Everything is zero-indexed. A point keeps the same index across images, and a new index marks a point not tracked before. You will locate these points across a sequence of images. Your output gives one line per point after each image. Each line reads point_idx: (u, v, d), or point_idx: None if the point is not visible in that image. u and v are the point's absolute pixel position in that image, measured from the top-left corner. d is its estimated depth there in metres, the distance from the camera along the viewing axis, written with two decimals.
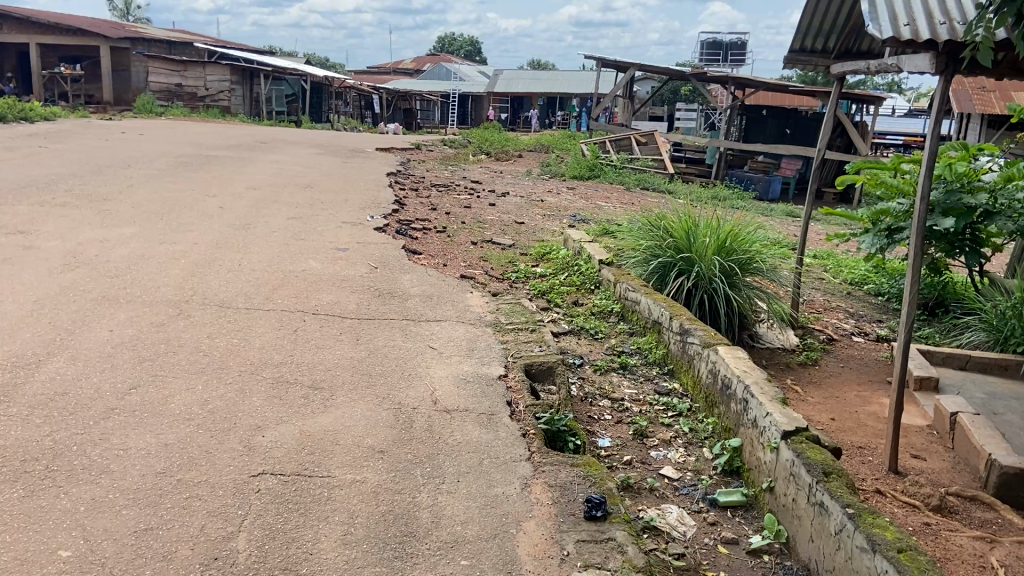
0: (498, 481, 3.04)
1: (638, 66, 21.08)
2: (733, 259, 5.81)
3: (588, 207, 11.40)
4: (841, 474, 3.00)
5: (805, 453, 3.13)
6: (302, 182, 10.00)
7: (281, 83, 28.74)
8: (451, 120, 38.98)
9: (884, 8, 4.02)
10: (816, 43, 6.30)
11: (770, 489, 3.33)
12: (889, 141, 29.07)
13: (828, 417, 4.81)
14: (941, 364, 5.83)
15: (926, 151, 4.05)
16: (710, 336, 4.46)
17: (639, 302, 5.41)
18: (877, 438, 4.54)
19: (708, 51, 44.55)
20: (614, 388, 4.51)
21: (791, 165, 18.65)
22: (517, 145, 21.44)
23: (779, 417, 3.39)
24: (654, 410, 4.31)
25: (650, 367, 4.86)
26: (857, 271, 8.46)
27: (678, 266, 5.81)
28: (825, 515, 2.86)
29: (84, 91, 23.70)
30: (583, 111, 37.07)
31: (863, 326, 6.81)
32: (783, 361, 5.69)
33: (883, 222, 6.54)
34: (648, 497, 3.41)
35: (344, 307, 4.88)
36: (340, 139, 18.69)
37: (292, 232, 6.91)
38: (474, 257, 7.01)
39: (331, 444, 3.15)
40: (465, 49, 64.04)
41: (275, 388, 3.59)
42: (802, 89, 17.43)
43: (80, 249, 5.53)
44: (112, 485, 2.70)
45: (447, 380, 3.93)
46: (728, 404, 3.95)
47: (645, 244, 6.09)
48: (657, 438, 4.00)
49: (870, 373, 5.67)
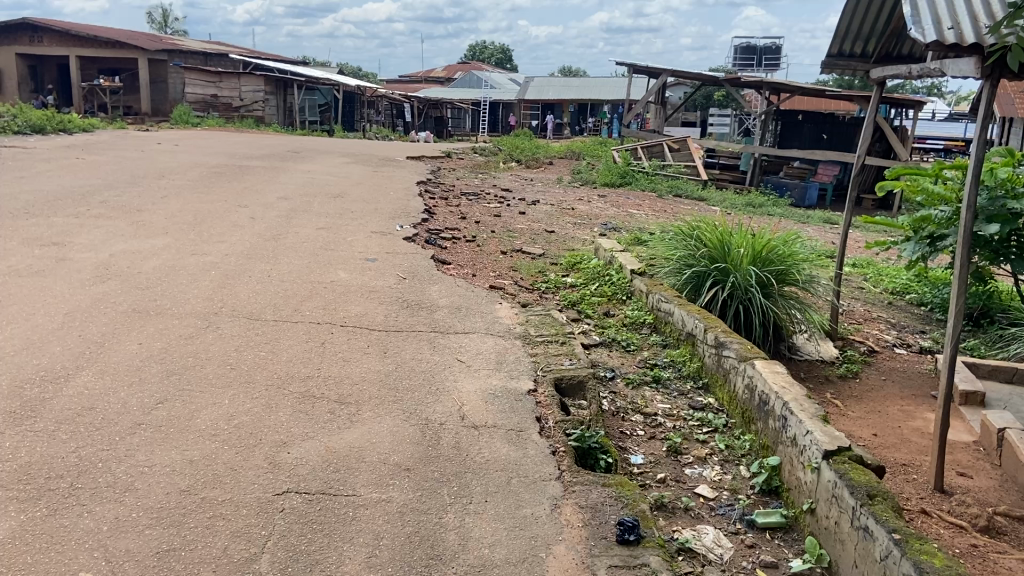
0: (528, 501, 2.96)
1: (670, 72, 20.94)
2: (769, 269, 5.67)
3: (620, 215, 11.30)
4: (887, 497, 2.86)
5: (848, 475, 3.00)
6: (334, 192, 10.04)
7: (314, 93, 29.06)
8: (483, 127, 39.08)
9: (928, 11, 3.90)
10: (855, 47, 6.15)
11: (811, 511, 3.20)
12: (929, 145, 28.48)
13: (870, 432, 4.65)
14: (987, 377, 5.63)
15: (971, 158, 3.89)
16: (746, 349, 4.34)
17: (672, 314, 5.30)
18: (922, 455, 4.37)
19: (742, 57, 44.12)
20: (647, 403, 4.41)
21: (827, 171, 18.33)
22: (549, 152, 21.40)
23: (820, 435, 3.27)
24: (689, 426, 4.20)
25: (684, 381, 4.75)
26: (898, 280, 8.24)
27: (712, 276, 5.69)
28: (870, 540, 2.73)
29: (122, 103, 24.17)
30: (615, 117, 36.90)
31: (905, 337, 6.62)
32: (821, 374, 5.53)
33: (924, 230, 6.36)
34: (683, 518, 3.31)
35: (372, 319, 4.84)
36: (372, 148, 18.83)
37: (322, 242, 6.92)
38: (504, 267, 6.95)
39: (357, 461, 3.09)
40: (496, 57, 64.30)
41: (302, 403, 3.55)
42: (839, 94, 17.13)
43: (112, 261, 5.57)
44: (136, 504, 2.67)
45: (475, 395, 3.86)
46: (765, 420, 3.83)
47: (678, 254, 5.98)
48: (691, 455, 3.89)
49: (912, 386, 5.49)
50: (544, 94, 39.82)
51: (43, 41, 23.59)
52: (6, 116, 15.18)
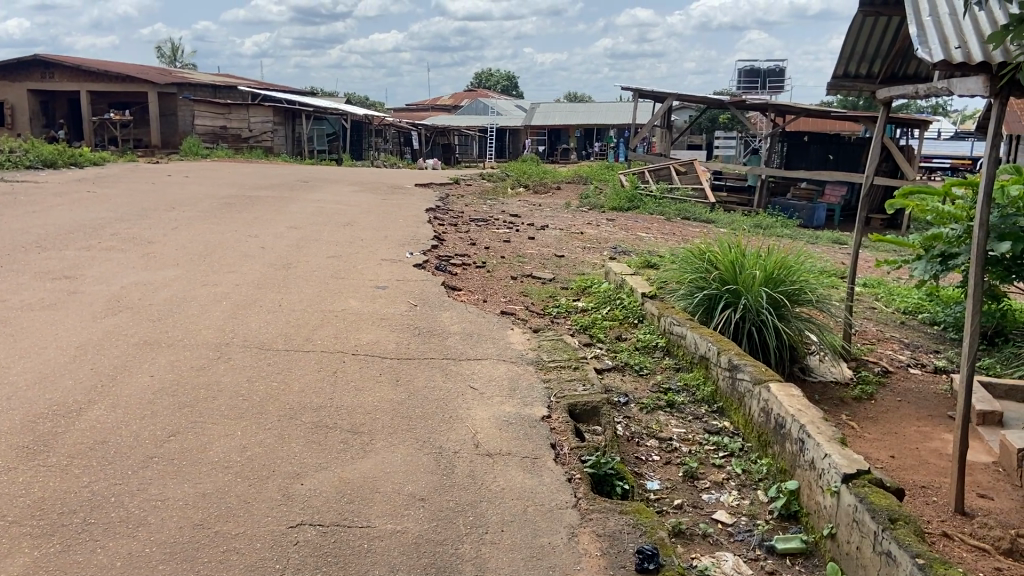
0: (544, 530, 2.92)
1: (675, 96, 21.05)
2: (780, 290, 5.64)
3: (629, 239, 11.29)
4: (909, 520, 2.80)
5: (868, 498, 2.95)
6: (343, 220, 10.08)
7: (322, 122, 29.39)
8: (489, 154, 39.30)
9: (934, 32, 3.89)
10: (860, 69, 6.16)
11: (831, 536, 3.15)
12: (937, 165, 28.46)
13: (888, 454, 4.59)
14: (1004, 397, 5.56)
15: (982, 176, 3.86)
16: (760, 372, 4.30)
17: (685, 337, 5.27)
18: (941, 476, 4.30)
19: (747, 80, 44.34)
20: (661, 427, 4.37)
21: (834, 191, 18.32)
22: (556, 177, 21.46)
23: (838, 458, 3.22)
24: (704, 450, 4.16)
25: (698, 405, 4.71)
26: (910, 300, 8.19)
27: (724, 297, 5.66)
28: (894, 565, 2.67)
29: (132, 136, 24.44)
30: (620, 142, 37.06)
31: (919, 357, 6.56)
32: (836, 395, 5.48)
33: (935, 248, 6.31)
34: (701, 544, 3.26)
35: (384, 347, 4.82)
36: (380, 176, 18.94)
37: (332, 270, 6.92)
38: (514, 292, 6.95)
39: (371, 492, 3.06)
40: (502, 85, 64.90)
41: (315, 433, 3.53)
42: (844, 115, 17.15)
43: (124, 293, 5.58)
44: (149, 539, 2.65)
45: (488, 422, 3.83)
46: (782, 444, 3.78)
47: (689, 276, 5.95)
48: (708, 480, 3.84)
49: (929, 407, 5.43)
50: (550, 120, 40.06)
51: (54, 77, 23.92)
52: (18, 152, 15.36)
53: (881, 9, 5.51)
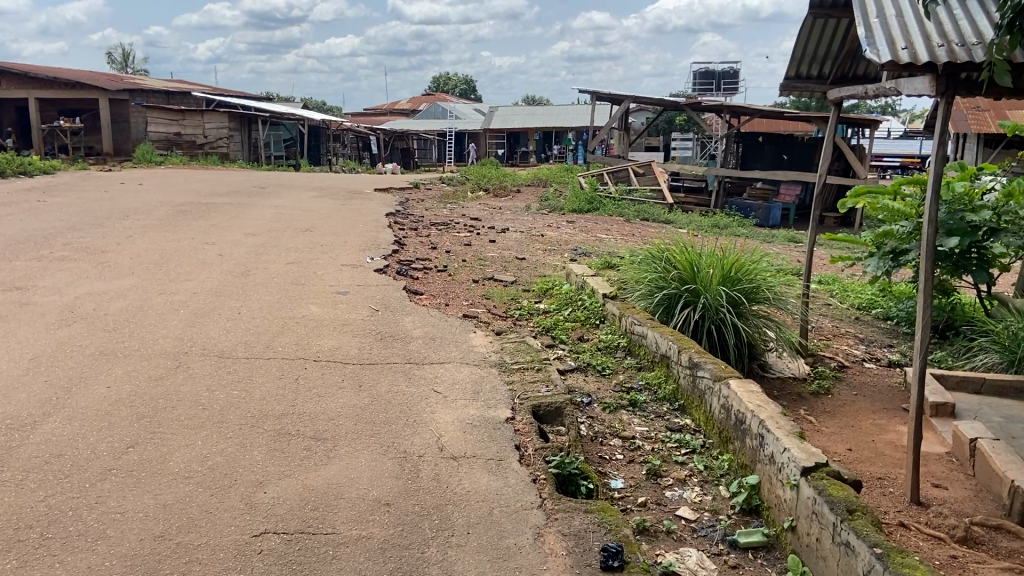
0: (510, 531, 2.93)
1: (632, 99, 21.26)
2: (738, 288, 5.73)
3: (588, 240, 11.38)
4: (866, 511, 2.87)
5: (826, 490, 3.01)
6: (302, 226, 9.99)
7: (279, 128, 29.10)
8: (449, 158, 39.26)
9: (881, 33, 4.00)
10: (811, 70, 6.30)
11: (792, 528, 3.21)
12: (887, 164, 29.15)
13: (845, 447, 4.69)
14: (955, 388, 5.72)
15: (930, 173, 3.97)
16: (720, 369, 4.37)
17: (646, 336, 5.33)
18: (896, 467, 4.41)
19: (702, 82, 44.95)
20: (625, 426, 4.41)
21: (789, 191, 18.65)
22: (516, 180, 21.52)
23: (797, 452, 3.28)
24: (667, 448, 4.21)
25: (660, 404, 4.77)
26: (863, 296, 8.39)
27: (683, 297, 5.74)
28: (853, 555, 2.73)
29: (83, 143, 23.92)
30: (579, 144, 37.28)
31: (874, 351, 6.71)
32: (794, 391, 5.59)
33: (887, 245, 6.48)
34: (666, 541, 3.29)
35: (346, 353, 4.80)
36: (339, 181, 18.82)
37: (292, 277, 6.86)
38: (476, 296, 6.95)
39: (335, 498, 3.05)
40: (460, 89, 64.94)
41: (277, 441, 3.49)
42: (797, 116, 17.47)
43: (78, 303, 5.47)
44: (109, 552, 2.60)
45: (453, 425, 3.83)
46: (743, 439, 3.84)
47: (649, 277, 6.02)
48: (671, 478, 3.89)
49: (884, 400, 5.56)
50: (509, 123, 40.16)
51: None
52: None
53: (830, 11, 5.61)
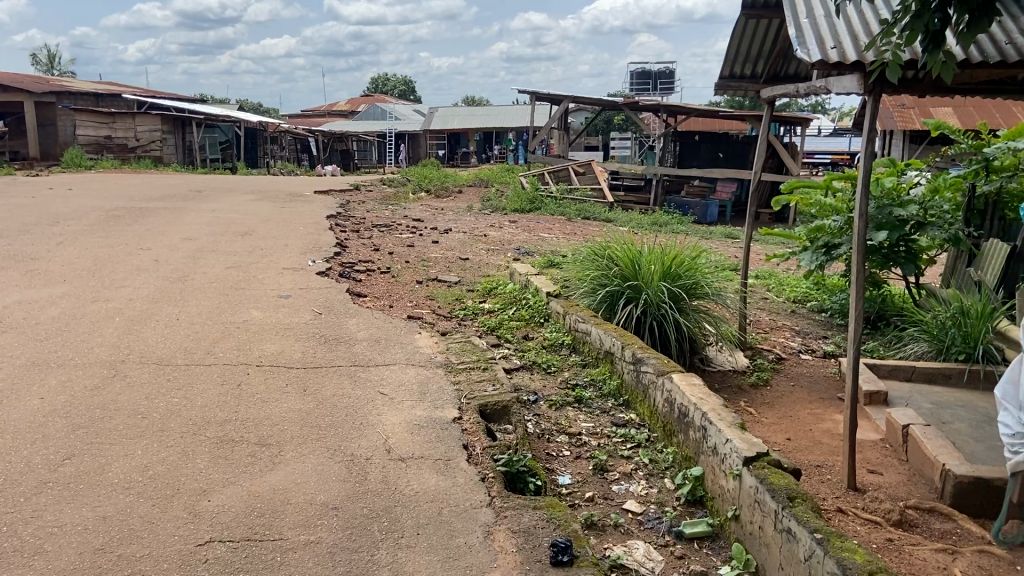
0: (460, 531, 2.93)
1: (572, 99, 21.44)
2: (679, 284, 5.84)
3: (531, 240, 11.44)
4: (806, 498, 2.96)
5: (767, 479, 3.10)
6: (241, 230, 9.81)
7: (214, 130, 28.46)
8: (390, 159, 38.96)
9: (811, 33, 4.13)
10: (745, 69, 6.45)
11: (735, 517, 3.29)
12: (818, 161, 30.00)
13: (784, 437, 4.83)
14: (887, 376, 5.93)
15: (859, 169, 4.10)
16: (663, 364, 4.45)
17: (590, 333, 5.39)
18: (833, 455, 4.56)
19: (640, 82, 45.58)
20: (571, 423, 4.45)
21: (725, 188, 19.05)
22: (458, 181, 21.48)
23: (739, 442, 3.37)
24: (613, 443, 4.26)
25: (605, 399, 4.83)
26: (798, 290, 8.63)
27: (626, 293, 5.82)
28: (793, 541, 2.82)
29: (7, 147, 23.02)
30: (520, 144, 37.40)
31: (809, 343, 6.92)
32: (734, 383, 5.73)
33: (819, 240, 6.67)
34: (613, 534, 3.34)
35: (289, 357, 4.73)
36: (278, 184, 18.51)
37: (231, 281, 6.73)
38: (421, 297, 6.93)
39: (282, 504, 3.00)
40: (399, 90, 64.56)
41: (220, 448, 3.43)
42: (731, 115, 17.86)
43: (5, 313, 5.26)
44: (46, 568, 2.52)
45: (400, 427, 3.82)
46: (686, 432, 3.92)
47: (592, 274, 6.08)
48: (617, 472, 3.94)
49: (819, 390, 5.73)
50: (450, 124, 40.07)
51: None
52: None
53: (762, 11, 5.75)
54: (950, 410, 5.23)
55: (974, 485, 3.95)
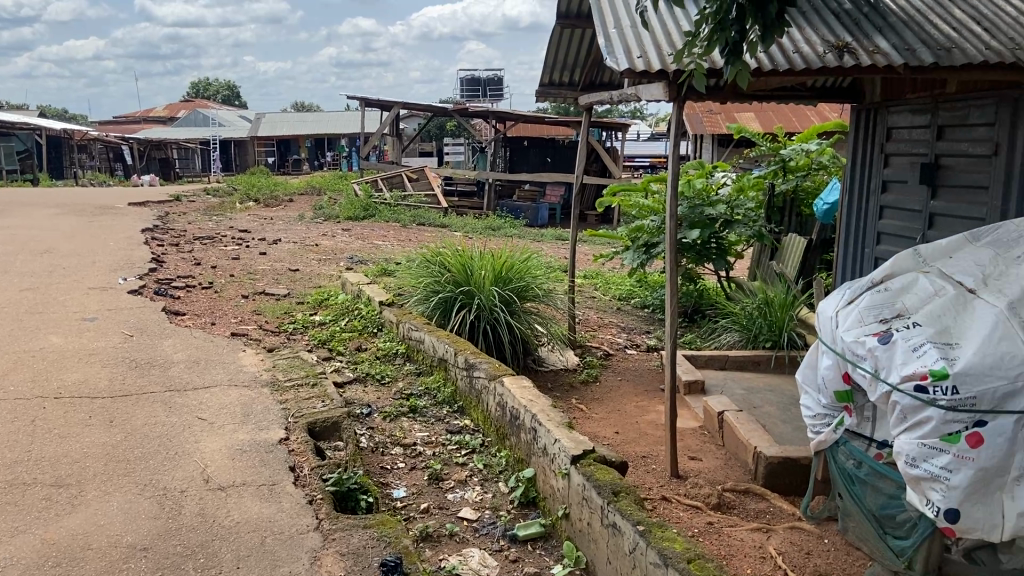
0: (284, 559, 2.79)
1: (402, 105, 21.33)
2: (510, 287, 5.92)
3: (364, 248, 11.25)
4: (630, 491, 3.06)
5: (594, 476, 3.18)
6: (40, 247, 8.95)
7: (8, 138, 25.88)
8: (213, 168, 37.07)
9: (619, 42, 4.31)
10: (563, 77, 6.68)
11: (566, 516, 3.35)
12: (640, 164, 31.60)
13: (613, 430, 5.01)
14: (704, 366, 6.31)
15: (669, 172, 4.31)
16: (494, 368, 4.48)
17: (423, 342, 5.35)
18: (658, 445, 4.78)
19: (470, 89, 46.11)
20: (405, 433, 4.39)
21: (555, 192, 19.63)
22: (287, 189, 20.78)
23: (566, 442, 3.44)
24: (447, 451, 4.23)
25: (439, 407, 4.80)
26: (623, 287, 9.03)
27: (459, 299, 5.82)
28: (619, 535, 2.90)
29: None
30: (352, 151, 36.75)
31: (635, 338, 7.23)
32: (566, 382, 5.87)
33: (640, 239, 6.98)
34: (448, 544, 3.32)
35: (95, 385, 4.34)
36: (87, 197, 17.11)
37: (27, 305, 6.11)
38: (245, 312, 6.61)
39: (81, 550, 2.73)
40: (221, 95, 61.63)
41: (8, 494, 3.08)
42: (558, 121, 18.43)
43: None
44: None
45: (220, 453, 3.60)
46: (517, 435, 3.96)
47: (424, 281, 6.05)
48: (452, 480, 3.92)
49: (645, 383, 6.00)
50: (277, 130, 38.71)
51: None
52: None
53: (576, 21, 5.95)
54: (760, 395, 5.63)
55: (782, 464, 4.26)
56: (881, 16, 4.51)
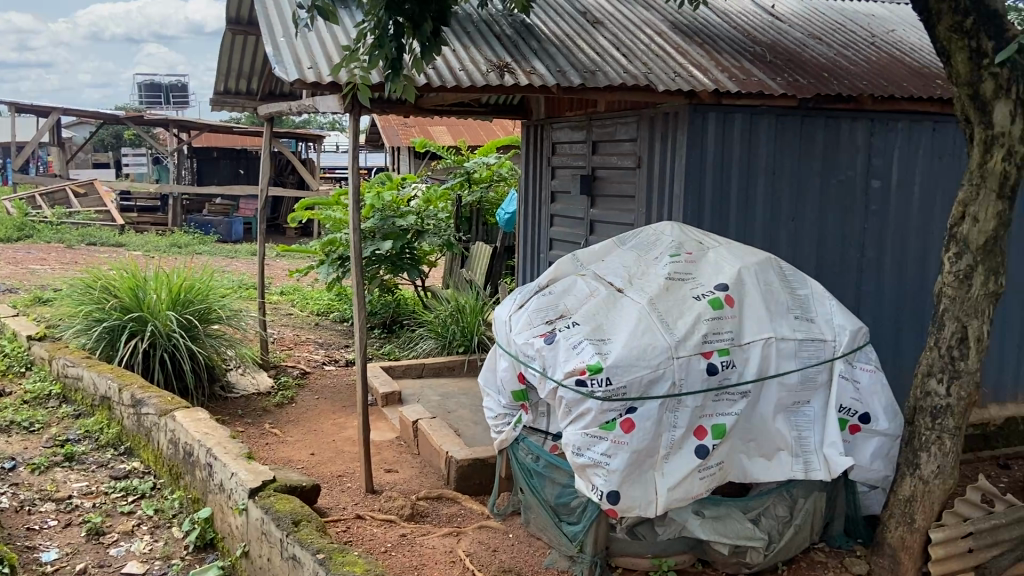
0: None
1: (63, 110, 18.95)
2: (190, 311, 5.46)
3: (17, 274, 9.77)
4: (310, 519, 2.95)
5: (273, 507, 3.02)
6: None
7: None
8: None
9: (288, 51, 4.15)
10: (239, 85, 6.33)
11: (245, 554, 3.14)
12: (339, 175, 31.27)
13: (307, 452, 4.84)
14: (401, 376, 6.35)
15: (349, 184, 4.25)
16: (165, 402, 4.09)
17: (83, 379, 4.73)
18: (353, 462, 4.71)
19: (149, 95, 42.38)
20: (58, 487, 3.84)
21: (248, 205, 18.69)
22: None
23: (243, 475, 3.23)
24: (112, 500, 3.77)
25: (103, 451, 4.27)
26: (321, 301, 8.83)
27: (129, 327, 5.24)
28: (298, 566, 2.77)
29: None
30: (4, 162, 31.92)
31: (332, 353, 7.08)
32: (258, 406, 5.56)
33: (333, 253, 7.26)
34: None
35: None
36: None
37: None
38: None
39: None
40: None
41: None
42: (247, 131, 17.56)
43: None
44: None
45: None
46: (192, 472, 3.64)
47: (85, 309, 5.37)
48: (116, 533, 3.49)
49: (341, 399, 5.89)
50: None
51: None
52: None
53: (248, 28, 5.63)
54: (455, 399, 5.79)
55: (471, 466, 4.40)
56: (537, 41, 4.91)
